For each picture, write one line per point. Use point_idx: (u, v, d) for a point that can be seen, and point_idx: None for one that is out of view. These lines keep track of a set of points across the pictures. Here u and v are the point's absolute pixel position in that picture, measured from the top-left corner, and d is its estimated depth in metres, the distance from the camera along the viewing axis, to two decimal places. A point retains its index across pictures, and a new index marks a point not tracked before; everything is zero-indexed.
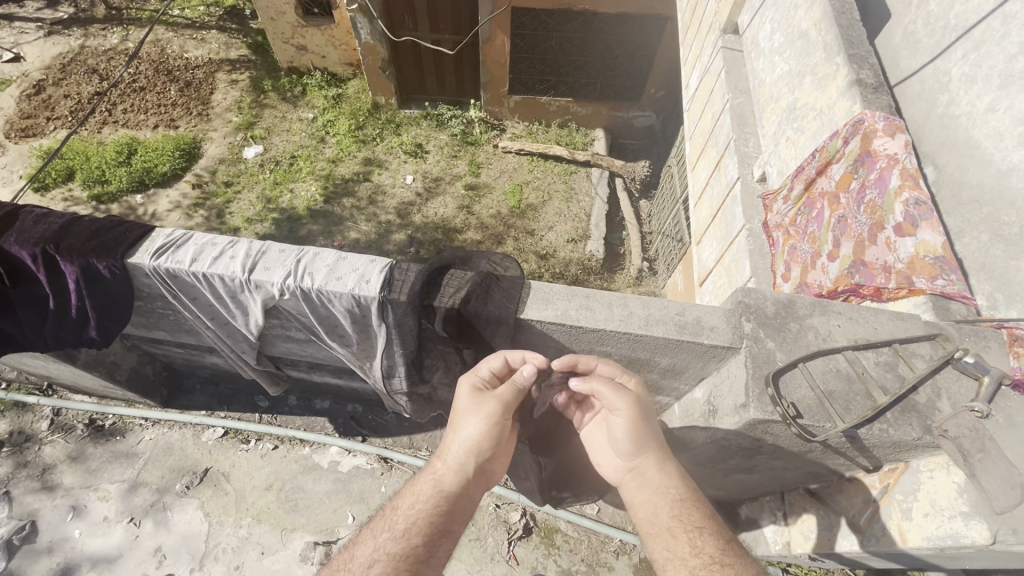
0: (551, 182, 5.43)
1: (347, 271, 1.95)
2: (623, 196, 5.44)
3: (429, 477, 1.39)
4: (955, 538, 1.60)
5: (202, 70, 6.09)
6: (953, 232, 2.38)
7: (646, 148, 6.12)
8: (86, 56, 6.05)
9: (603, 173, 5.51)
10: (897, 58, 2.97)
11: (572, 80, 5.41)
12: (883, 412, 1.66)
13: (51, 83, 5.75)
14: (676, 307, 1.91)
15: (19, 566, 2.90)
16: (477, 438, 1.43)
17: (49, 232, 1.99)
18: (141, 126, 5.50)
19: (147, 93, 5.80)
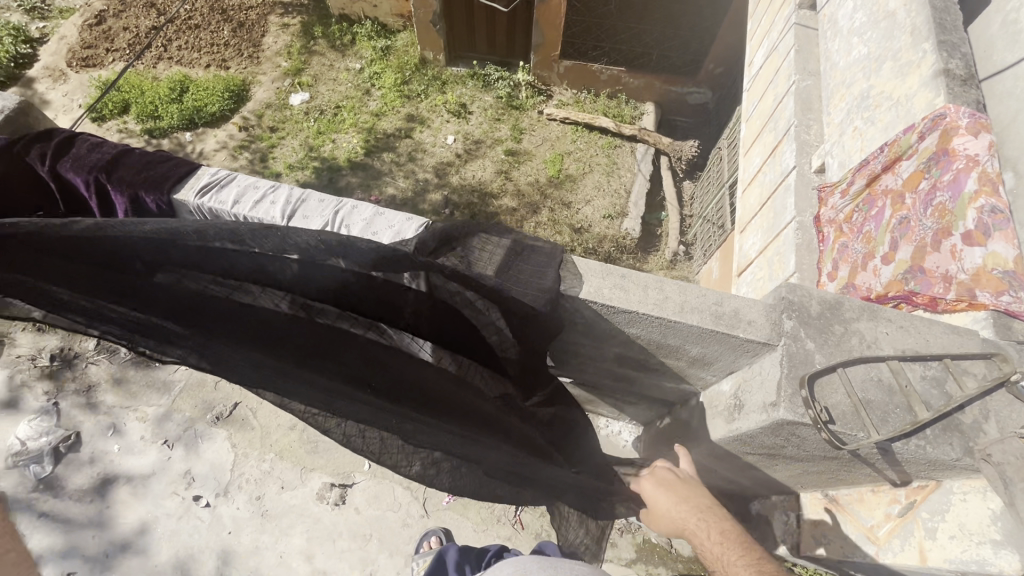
0: (593, 155, 5.27)
1: (383, 227, 1.94)
2: (666, 175, 5.23)
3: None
4: (980, 565, 1.57)
5: (256, 11, 6.07)
6: None
7: (697, 128, 5.85)
8: None
9: (648, 150, 5.30)
10: (991, 49, 2.72)
11: (627, 48, 5.17)
12: (923, 429, 1.57)
13: (111, 15, 5.84)
14: (714, 297, 1.83)
15: (65, 472, 3.16)
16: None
17: (101, 162, 2.03)
18: (194, 65, 5.57)
19: (202, 31, 5.84)
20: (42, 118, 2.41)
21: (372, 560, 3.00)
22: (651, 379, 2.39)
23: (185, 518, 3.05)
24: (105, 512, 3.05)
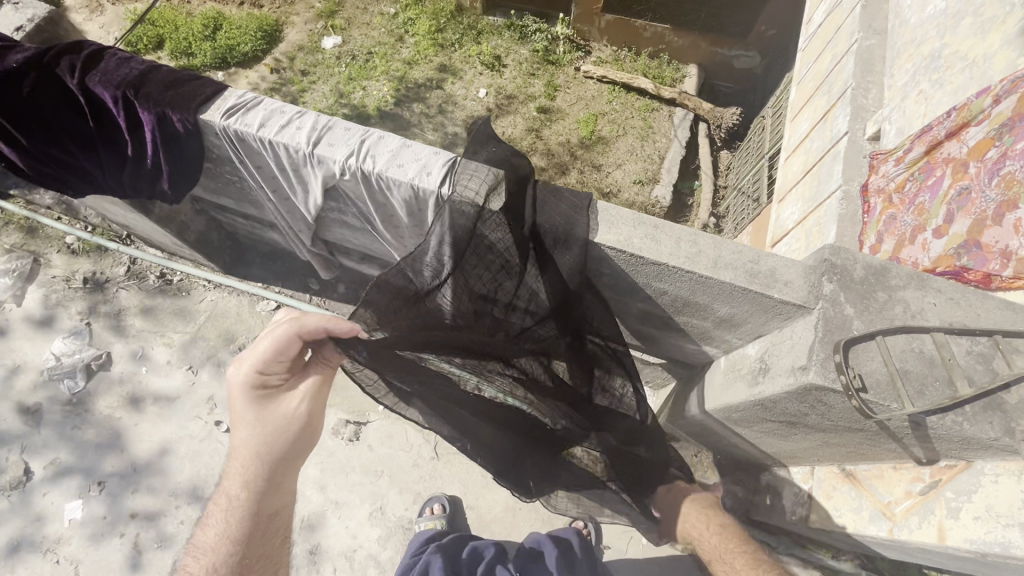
0: (629, 117, 5.03)
1: (409, 159, 1.88)
2: (704, 143, 4.99)
3: (222, 504, 1.43)
4: (1003, 546, 1.54)
5: None
6: None
7: (741, 94, 5.54)
8: None
9: (687, 115, 5.03)
10: None
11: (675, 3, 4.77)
12: (962, 404, 1.49)
13: None
14: (750, 254, 1.74)
15: (97, 389, 3.30)
16: (260, 448, 1.42)
17: (130, 77, 1.99)
18: (227, 2, 5.45)
19: None
20: None
21: (384, 494, 3.11)
22: (674, 340, 2.33)
23: (208, 441, 3.19)
24: (136, 428, 3.21)
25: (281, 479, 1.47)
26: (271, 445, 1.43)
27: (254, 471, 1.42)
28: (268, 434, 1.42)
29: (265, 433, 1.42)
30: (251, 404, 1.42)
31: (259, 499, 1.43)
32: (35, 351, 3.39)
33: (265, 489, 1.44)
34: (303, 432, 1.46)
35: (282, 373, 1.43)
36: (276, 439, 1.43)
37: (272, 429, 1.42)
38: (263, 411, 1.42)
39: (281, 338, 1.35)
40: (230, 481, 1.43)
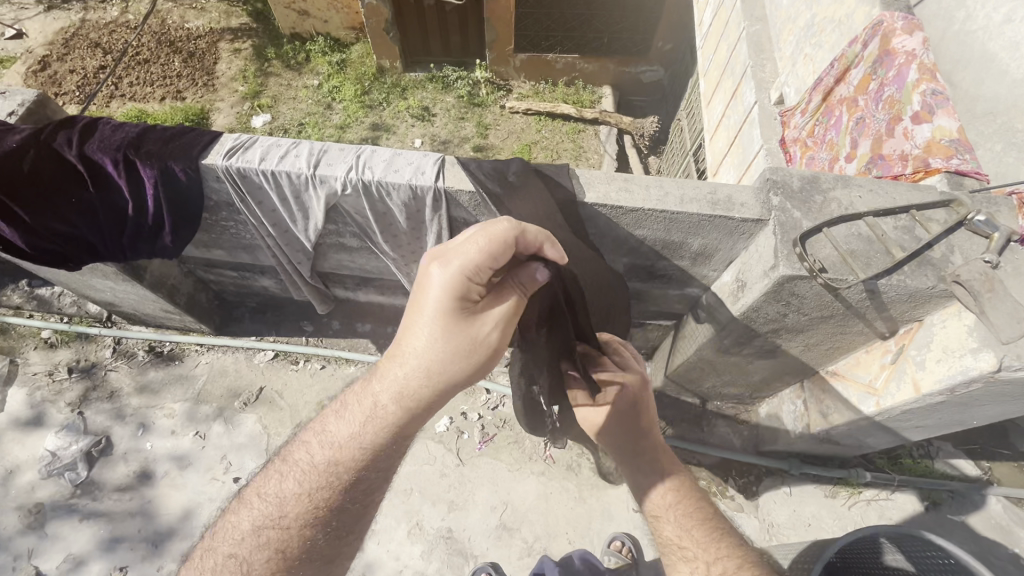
0: (560, 142, 5.50)
1: (403, 165, 2.11)
2: (632, 151, 5.51)
3: (366, 405, 1.45)
4: (965, 374, 1.80)
5: (205, 40, 6.13)
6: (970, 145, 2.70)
7: (655, 104, 6.17)
8: (88, 30, 6.12)
9: (611, 130, 5.54)
10: None
11: (578, 35, 5.43)
12: (901, 266, 1.82)
13: (55, 59, 5.84)
14: (708, 187, 2.06)
15: (102, 474, 3.21)
16: (428, 362, 1.42)
17: (127, 140, 2.16)
18: (149, 99, 5.58)
19: (152, 65, 5.86)
20: (59, 108, 2.52)
21: (418, 510, 3.14)
22: (659, 290, 2.62)
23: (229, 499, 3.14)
24: (151, 503, 3.13)
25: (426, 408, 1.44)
26: (437, 365, 1.42)
27: (410, 385, 1.43)
28: (443, 352, 1.41)
29: (442, 350, 1.41)
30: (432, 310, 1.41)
31: (407, 417, 1.44)
32: (28, 449, 3.27)
33: (412, 410, 1.44)
34: (476, 366, 1.43)
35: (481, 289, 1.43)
36: (450, 360, 1.41)
37: (449, 345, 1.41)
38: (453, 328, 1.41)
39: (498, 242, 1.37)
40: (383, 384, 1.46)
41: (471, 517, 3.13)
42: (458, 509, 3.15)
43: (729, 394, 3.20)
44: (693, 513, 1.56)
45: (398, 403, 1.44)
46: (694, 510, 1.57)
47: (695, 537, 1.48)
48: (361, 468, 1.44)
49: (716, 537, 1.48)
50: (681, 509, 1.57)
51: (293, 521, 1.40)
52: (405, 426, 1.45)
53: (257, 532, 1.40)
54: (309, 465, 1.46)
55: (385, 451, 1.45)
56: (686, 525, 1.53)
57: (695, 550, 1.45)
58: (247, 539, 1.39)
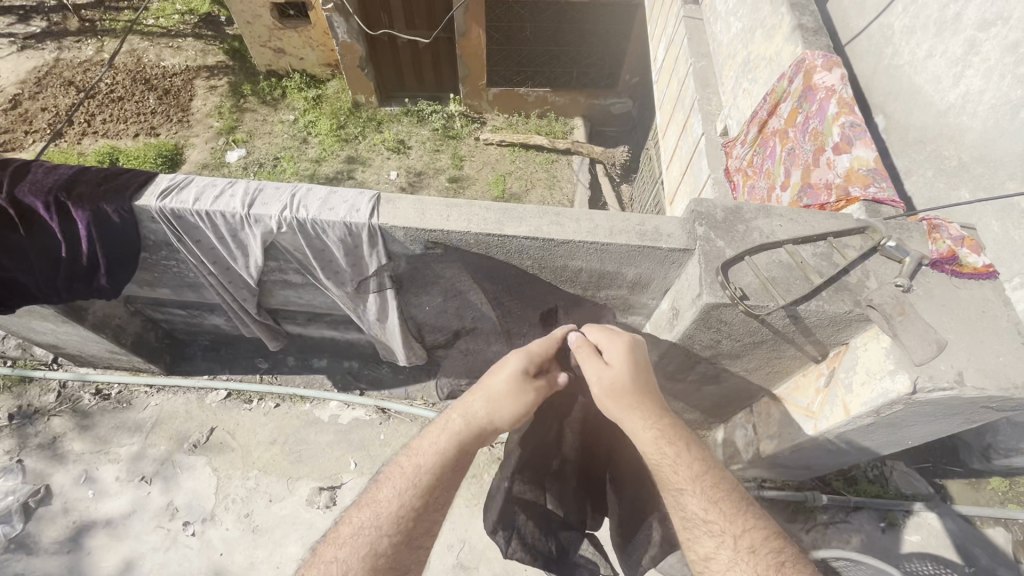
0: (534, 171, 5.60)
1: (338, 203, 2.14)
2: (603, 180, 5.64)
3: (443, 425, 1.56)
4: (886, 395, 1.83)
5: (180, 77, 6.18)
6: (902, 172, 2.78)
7: (625, 135, 6.35)
8: (61, 69, 6.14)
9: (584, 160, 5.70)
10: (846, 18, 3.37)
11: (548, 70, 5.62)
12: (819, 292, 1.89)
13: (26, 97, 5.82)
14: (637, 219, 2.12)
15: (37, 527, 3.06)
16: (494, 397, 1.57)
17: (58, 182, 2.16)
18: (122, 136, 5.57)
19: (126, 103, 5.88)
20: None
21: None
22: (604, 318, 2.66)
23: (174, 549, 3.01)
24: (90, 556, 2.99)
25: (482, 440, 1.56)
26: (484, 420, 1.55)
27: (478, 409, 1.55)
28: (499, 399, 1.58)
29: (509, 395, 1.59)
30: (516, 369, 1.64)
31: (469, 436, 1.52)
32: None
33: (477, 434, 1.53)
34: (528, 406, 1.60)
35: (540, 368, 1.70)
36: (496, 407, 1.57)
37: (511, 390, 1.60)
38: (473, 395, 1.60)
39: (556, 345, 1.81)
40: (460, 410, 1.57)
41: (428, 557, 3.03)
42: None
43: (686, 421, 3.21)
44: (704, 477, 1.46)
45: (466, 425, 1.54)
46: (693, 465, 1.47)
47: (699, 494, 1.42)
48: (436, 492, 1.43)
49: (741, 508, 1.40)
50: (686, 472, 1.46)
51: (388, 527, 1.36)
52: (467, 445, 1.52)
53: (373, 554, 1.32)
54: (396, 475, 1.46)
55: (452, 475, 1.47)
56: (710, 496, 1.42)
57: (722, 522, 1.37)
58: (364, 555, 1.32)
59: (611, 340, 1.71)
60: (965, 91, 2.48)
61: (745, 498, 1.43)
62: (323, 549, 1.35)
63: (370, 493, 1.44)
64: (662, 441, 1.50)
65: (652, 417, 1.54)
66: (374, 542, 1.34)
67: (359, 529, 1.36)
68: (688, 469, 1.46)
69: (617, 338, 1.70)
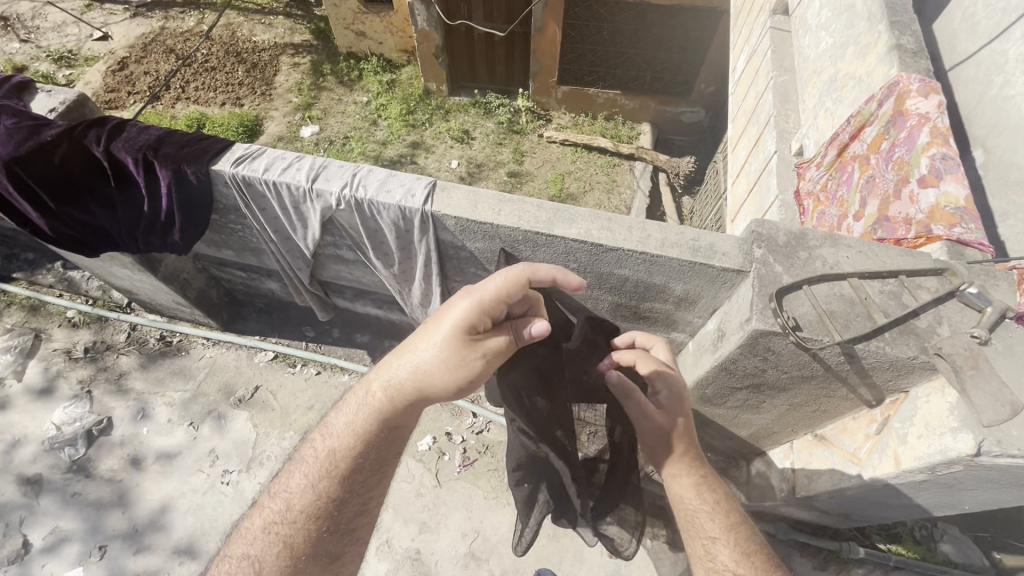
0: (593, 174, 5.53)
1: (396, 186, 2.20)
2: (664, 190, 5.48)
3: (359, 396, 1.55)
4: (943, 453, 1.71)
5: (268, 53, 6.52)
6: (997, 215, 2.55)
7: (693, 145, 6.14)
8: (165, 37, 6.62)
9: (646, 167, 5.56)
10: (954, 41, 3.10)
11: (621, 72, 5.52)
12: (881, 332, 1.77)
13: (132, 61, 6.33)
14: (692, 234, 2.06)
15: (97, 453, 3.36)
16: (423, 365, 1.48)
17: (149, 141, 2.36)
18: (209, 103, 5.95)
19: (217, 73, 6.28)
20: (96, 108, 2.76)
21: (388, 528, 3.13)
22: (646, 330, 2.60)
23: (210, 493, 3.22)
24: (139, 487, 3.25)
25: (409, 411, 1.53)
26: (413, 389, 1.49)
27: (399, 378, 1.50)
28: (433, 364, 1.47)
29: (438, 358, 1.47)
30: (452, 332, 1.47)
31: (386, 407, 1.51)
32: (35, 422, 3.46)
33: (397, 404, 1.51)
34: (466, 372, 1.45)
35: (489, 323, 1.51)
36: (423, 377, 1.48)
37: (442, 355, 1.47)
38: (394, 361, 1.55)
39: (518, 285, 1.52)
40: (380, 378, 1.54)
41: (442, 540, 3.09)
42: (429, 531, 3.12)
43: (719, 447, 3.08)
44: (736, 529, 1.57)
45: (387, 393, 1.51)
46: (729, 515, 1.60)
47: (732, 544, 1.52)
48: (348, 473, 1.49)
49: (771, 566, 1.50)
50: (719, 522, 1.57)
51: (299, 515, 1.46)
52: (385, 418, 1.51)
53: (274, 531, 1.44)
54: (310, 460, 1.54)
55: (367, 453, 1.51)
56: (742, 548, 1.52)
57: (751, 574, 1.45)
58: (270, 540, 1.43)
59: (668, 378, 1.80)
60: None
61: (771, 556, 1.53)
62: (239, 541, 1.47)
63: (284, 480, 1.53)
64: (702, 489, 1.64)
65: (695, 466, 1.68)
66: (289, 534, 1.43)
67: (273, 520, 1.46)
68: (723, 519, 1.58)
69: (676, 380, 1.79)
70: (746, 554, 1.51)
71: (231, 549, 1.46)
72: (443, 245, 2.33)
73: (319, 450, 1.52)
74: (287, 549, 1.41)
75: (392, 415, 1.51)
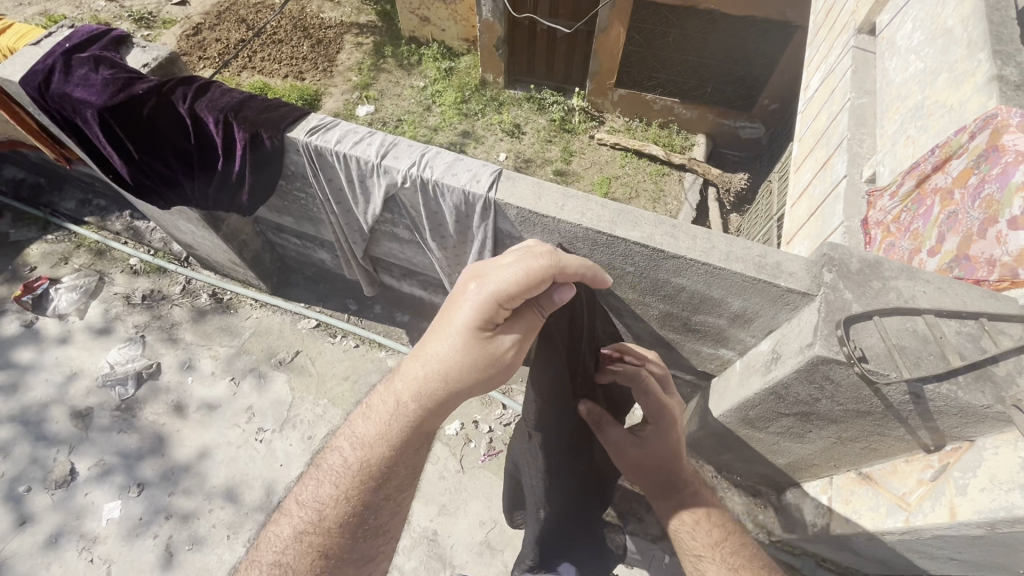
0: (642, 181, 5.44)
1: (462, 170, 2.22)
2: (713, 205, 5.34)
3: (387, 405, 1.49)
4: (1009, 510, 1.63)
5: (334, 30, 6.67)
6: None
7: (748, 162, 5.96)
8: (239, 7, 6.85)
9: (696, 179, 5.43)
10: None
11: (683, 80, 5.40)
12: (955, 375, 1.68)
13: (206, 27, 6.57)
14: (758, 250, 2.00)
15: (144, 395, 3.53)
16: (448, 369, 1.43)
17: (230, 104, 2.45)
18: (273, 75, 6.14)
19: (283, 46, 6.46)
20: (183, 68, 2.88)
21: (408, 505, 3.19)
22: (692, 342, 2.55)
23: (244, 448, 3.34)
24: (178, 433, 3.40)
25: (443, 412, 1.49)
26: (444, 393, 1.44)
27: (430, 385, 1.45)
28: (462, 364, 1.43)
29: (463, 358, 1.44)
30: (470, 328, 1.44)
31: (417, 413, 1.46)
32: (92, 359, 3.66)
33: (430, 409, 1.46)
34: (497, 365, 1.45)
35: (506, 313, 1.46)
36: (455, 379, 1.44)
37: (468, 354, 1.44)
38: (415, 366, 1.49)
39: (534, 275, 1.46)
40: (404, 384, 1.48)
41: (458, 525, 3.13)
42: (447, 514, 3.15)
43: (749, 472, 3.00)
44: (723, 543, 1.57)
45: (415, 400, 1.46)
46: (713, 532, 1.61)
47: (718, 561, 1.52)
48: (379, 481, 1.46)
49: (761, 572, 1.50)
50: (705, 539, 1.59)
51: (332, 523, 1.42)
52: (416, 425, 1.46)
53: (302, 538, 1.41)
54: (336, 469, 1.48)
55: (399, 461, 1.47)
56: (731, 564, 1.51)
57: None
58: (298, 545, 1.40)
59: (660, 417, 1.74)
60: None
61: (760, 568, 1.51)
62: (266, 548, 1.44)
63: (311, 488, 1.48)
64: (682, 513, 1.65)
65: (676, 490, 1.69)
66: (324, 544, 1.40)
67: (299, 529, 1.43)
68: (708, 536, 1.60)
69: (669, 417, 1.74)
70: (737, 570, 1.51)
71: (257, 559, 1.42)
72: (501, 233, 2.34)
73: (348, 461, 1.47)
74: (322, 559, 1.39)
75: (421, 421, 1.47)
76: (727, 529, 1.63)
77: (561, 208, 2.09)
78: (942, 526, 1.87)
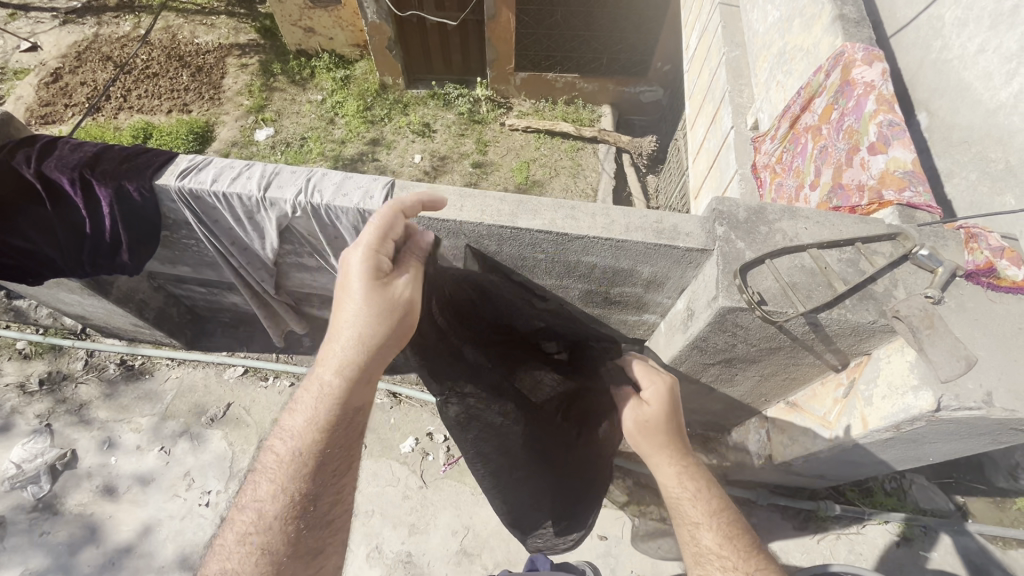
0: (558, 159, 5.50)
1: (353, 188, 2.14)
2: (629, 171, 5.50)
3: (312, 387, 1.43)
4: (907, 411, 1.79)
5: (213, 55, 6.24)
6: (943, 174, 2.63)
7: (654, 125, 6.17)
8: (100, 44, 6.25)
9: (610, 149, 5.55)
10: (894, 8, 3.17)
11: (577, 55, 5.51)
12: (842, 300, 1.81)
13: (67, 71, 5.96)
14: (655, 216, 2.07)
15: (63, 489, 3.20)
16: (364, 333, 1.43)
17: (83, 159, 2.23)
18: (155, 111, 5.66)
19: (160, 79, 5.96)
20: (21, 127, 2.58)
21: (377, 534, 3.08)
22: (617, 314, 2.62)
23: (189, 517, 3.12)
24: (112, 519, 3.11)
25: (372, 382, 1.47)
26: (366, 356, 1.44)
27: (352, 354, 1.43)
28: (372, 322, 1.44)
29: (371, 318, 1.44)
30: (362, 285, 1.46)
31: (349, 386, 1.42)
32: None
33: (358, 379, 1.43)
34: (398, 317, 1.49)
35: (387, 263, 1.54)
36: (373, 338, 1.44)
37: (374, 312, 1.45)
38: (333, 341, 1.45)
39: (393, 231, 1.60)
40: (326, 364, 1.43)
41: (431, 541, 3.08)
42: (418, 533, 3.09)
43: (696, 421, 3.14)
44: (720, 513, 1.52)
45: (339, 375, 1.42)
46: (711, 500, 1.54)
47: (715, 530, 1.48)
48: (319, 468, 1.40)
49: (754, 549, 1.46)
50: (703, 506, 1.52)
51: (272, 519, 1.34)
52: (347, 401, 1.42)
53: (246, 540, 1.31)
54: (273, 464, 1.40)
55: (339, 442, 1.42)
56: (726, 533, 1.48)
57: (735, 560, 1.42)
58: (239, 551, 1.30)
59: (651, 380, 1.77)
60: (1019, 89, 2.30)
61: (752, 536, 1.49)
62: (211, 560, 1.32)
63: (250, 490, 1.39)
64: (685, 478, 1.57)
65: (678, 456, 1.61)
66: (268, 542, 1.31)
67: (244, 532, 1.33)
68: (705, 504, 1.53)
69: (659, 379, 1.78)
70: (730, 539, 1.47)
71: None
72: None
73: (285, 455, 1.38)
74: (268, 558, 1.30)
75: (351, 394, 1.43)
76: (723, 495, 1.57)
77: (460, 209, 2.06)
78: (859, 436, 2.04)
